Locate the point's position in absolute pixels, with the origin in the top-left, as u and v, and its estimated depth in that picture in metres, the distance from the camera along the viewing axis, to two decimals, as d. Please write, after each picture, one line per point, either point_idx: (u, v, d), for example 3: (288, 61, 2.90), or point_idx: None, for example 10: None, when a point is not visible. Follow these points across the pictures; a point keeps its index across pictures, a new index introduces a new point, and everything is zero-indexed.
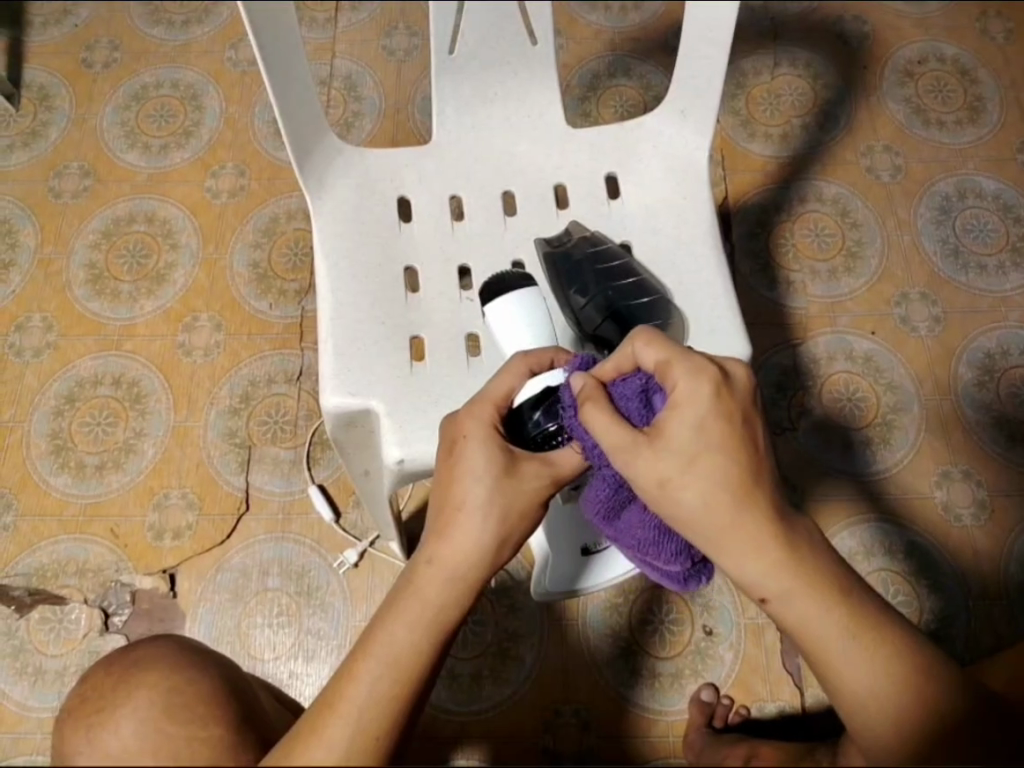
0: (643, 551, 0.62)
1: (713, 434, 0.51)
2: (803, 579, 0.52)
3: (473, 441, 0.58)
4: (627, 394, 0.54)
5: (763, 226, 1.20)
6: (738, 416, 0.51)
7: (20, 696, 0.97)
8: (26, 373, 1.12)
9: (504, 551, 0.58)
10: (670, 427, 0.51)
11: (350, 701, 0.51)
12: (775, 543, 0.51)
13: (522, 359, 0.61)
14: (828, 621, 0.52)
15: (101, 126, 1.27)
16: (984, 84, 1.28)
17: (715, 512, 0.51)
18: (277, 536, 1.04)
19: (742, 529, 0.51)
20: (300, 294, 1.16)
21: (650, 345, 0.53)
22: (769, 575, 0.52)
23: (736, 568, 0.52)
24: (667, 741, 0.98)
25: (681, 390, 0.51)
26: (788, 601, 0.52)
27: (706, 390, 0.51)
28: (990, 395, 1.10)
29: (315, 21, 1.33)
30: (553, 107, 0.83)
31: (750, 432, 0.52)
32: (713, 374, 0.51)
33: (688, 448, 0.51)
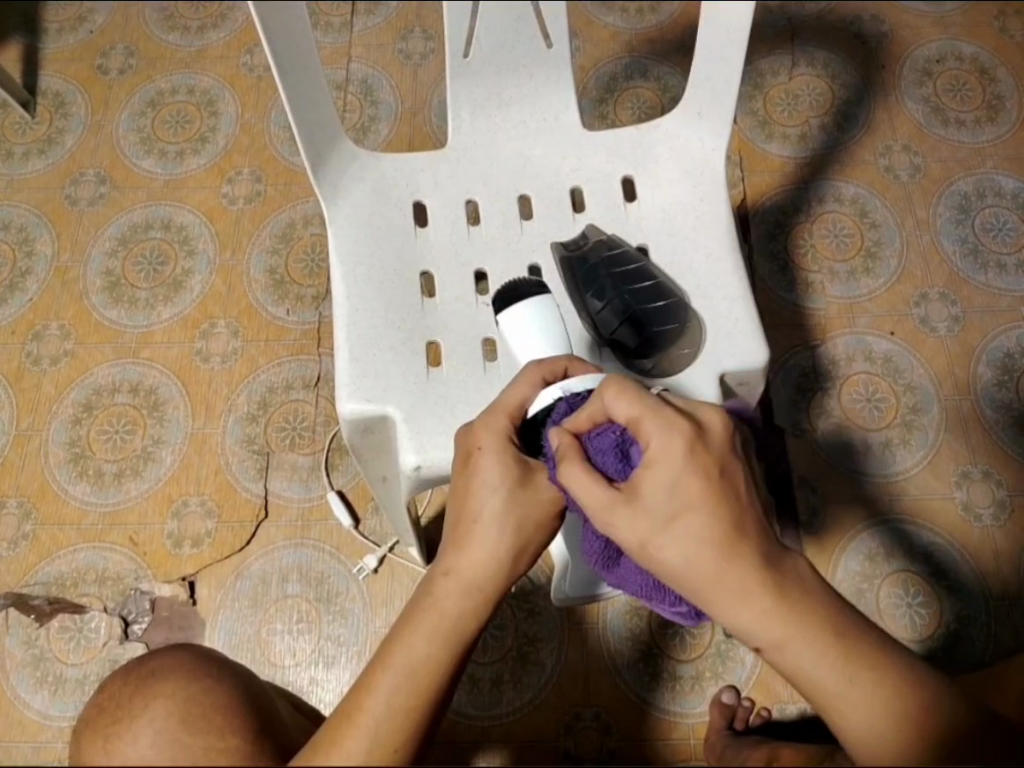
0: (649, 596, 0.59)
1: (692, 491, 0.50)
2: (794, 622, 0.50)
3: (488, 452, 0.57)
4: (602, 447, 0.52)
5: (780, 227, 1.19)
6: (715, 469, 0.50)
7: (41, 705, 0.96)
8: (44, 382, 1.12)
9: (522, 560, 0.57)
10: (645, 483, 0.50)
11: (368, 712, 0.51)
12: (765, 592, 0.50)
13: (536, 367, 0.58)
14: (821, 662, 0.50)
15: (116, 132, 1.26)
16: (1002, 82, 1.27)
17: (700, 568, 0.50)
18: (297, 543, 1.04)
19: (728, 579, 0.50)
20: (317, 299, 1.16)
21: (621, 398, 0.51)
22: (759, 624, 0.50)
23: (729, 620, 0.51)
24: (688, 744, 0.98)
25: (655, 448, 0.50)
26: (782, 645, 0.50)
27: (679, 445, 0.50)
28: (1010, 395, 1.09)
29: (331, 26, 1.33)
30: (569, 111, 0.83)
31: (730, 483, 0.50)
32: (686, 427, 0.50)
33: (664, 512, 0.50)
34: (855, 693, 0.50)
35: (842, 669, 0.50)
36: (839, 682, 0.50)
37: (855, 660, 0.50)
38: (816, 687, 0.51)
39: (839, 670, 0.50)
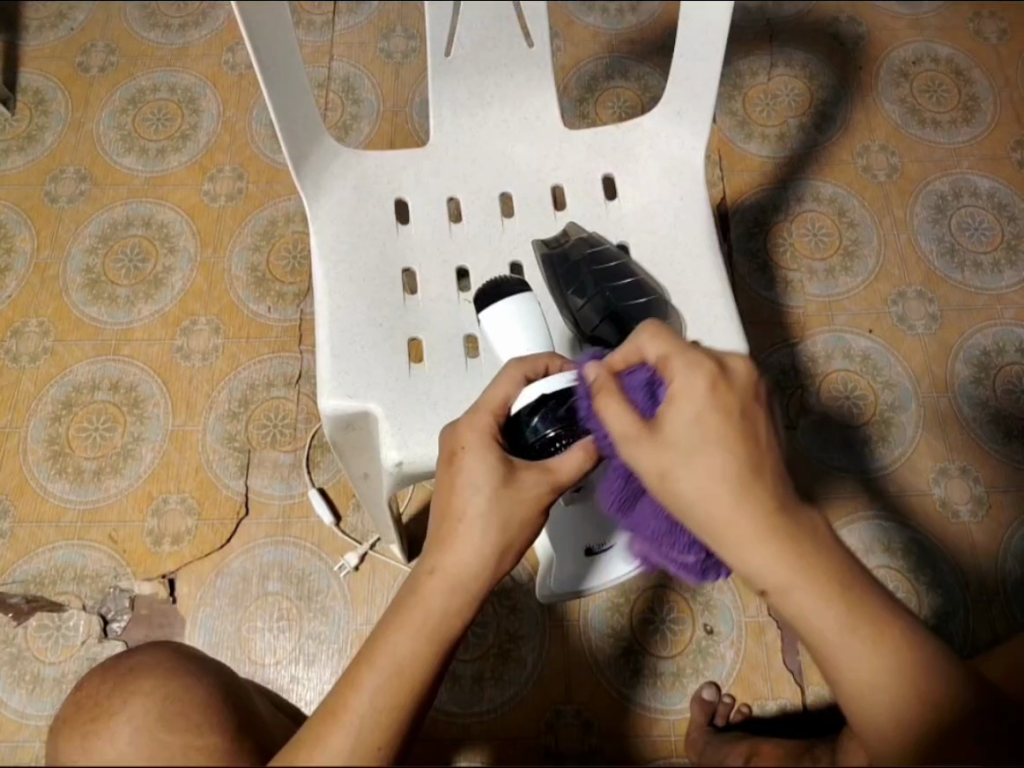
0: (658, 543, 0.58)
1: (712, 426, 0.48)
2: (804, 571, 0.48)
3: (472, 451, 0.57)
4: (633, 385, 0.53)
5: (760, 226, 1.20)
6: (735, 411, 0.48)
7: (17, 705, 0.96)
8: (23, 379, 1.11)
9: (507, 558, 0.57)
10: (668, 420, 0.49)
11: (354, 709, 0.51)
12: (776, 537, 0.47)
13: (518, 366, 0.60)
14: (825, 614, 0.48)
15: (98, 130, 1.26)
16: (977, 83, 1.29)
17: (721, 499, 0.47)
18: (277, 540, 1.04)
19: (743, 524, 0.47)
20: (298, 297, 1.16)
21: (653, 338, 0.51)
22: (770, 567, 0.48)
23: (737, 561, 0.48)
24: (669, 740, 0.98)
25: (677, 384, 0.49)
26: (786, 594, 0.48)
27: (701, 385, 0.48)
28: (987, 392, 1.10)
29: (313, 24, 1.33)
30: (549, 109, 0.83)
31: (750, 425, 0.48)
32: (710, 368, 0.49)
33: (684, 445, 0.48)
34: (856, 646, 0.48)
35: (847, 624, 0.48)
36: (841, 637, 0.48)
37: (857, 610, 0.48)
38: (816, 634, 0.49)
39: (844, 621, 0.48)
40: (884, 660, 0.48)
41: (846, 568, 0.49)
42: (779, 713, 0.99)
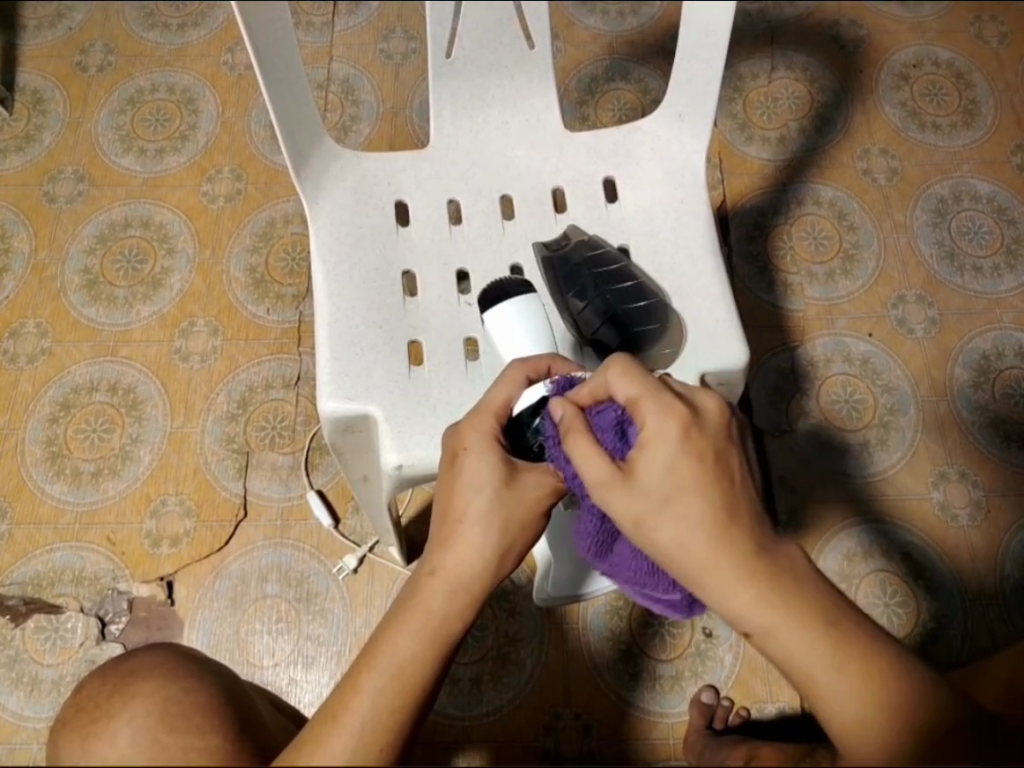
0: (640, 582, 0.58)
1: (685, 473, 0.49)
2: (781, 609, 0.49)
3: (473, 453, 0.57)
4: (603, 424, 0.52)
5: (760, 229, 1.20)
6: (709, 455, 0.49)
7: (14, 707, 0.95)
8: (21, 380, 1.11)
9: (508, 560, 0.57)
10: (641, 464, 0.49)
11: (355, 710, 0.50)
12: (755, 580, 0.49)
13: (520, 366, 0.59)
14: (810, 652, 0.49)
15: (96, 130, 1.26)
16: (978, 87, 1.29)
17: (701, 546, 0.49)
18: (276, 543, 1.04)
19: (717, 565, 0.49)
20: (298, 298, 1.16)
21: (623, 377, 0.50)
22: (748, 607, 0.49)
23: (719, 602, 0.50)
24: (668, 743, 0.98)
25: (649, 429, 0.49)
26: (771, 634, 0.49)
27: (675, 428, 0.49)
28: (985, 396, 1.11)
29: (313, 25, 1.33)
30: (550, 112, 0.83)
31: (724, 466, 0.50)
32: (682, 412, 0.49)
33: (660, 491, 0.49)
34: (843, 683, 0.49)
35: (835, 662, 0.49)
36: (828, 674, 0.49)
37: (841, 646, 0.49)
38: (804, 674, 0.49)
39: (829, 659, 0.49)
40: (875, 699, 0.48)
41: (829, 605, 0.50)
42: (778, 716, 1.00)
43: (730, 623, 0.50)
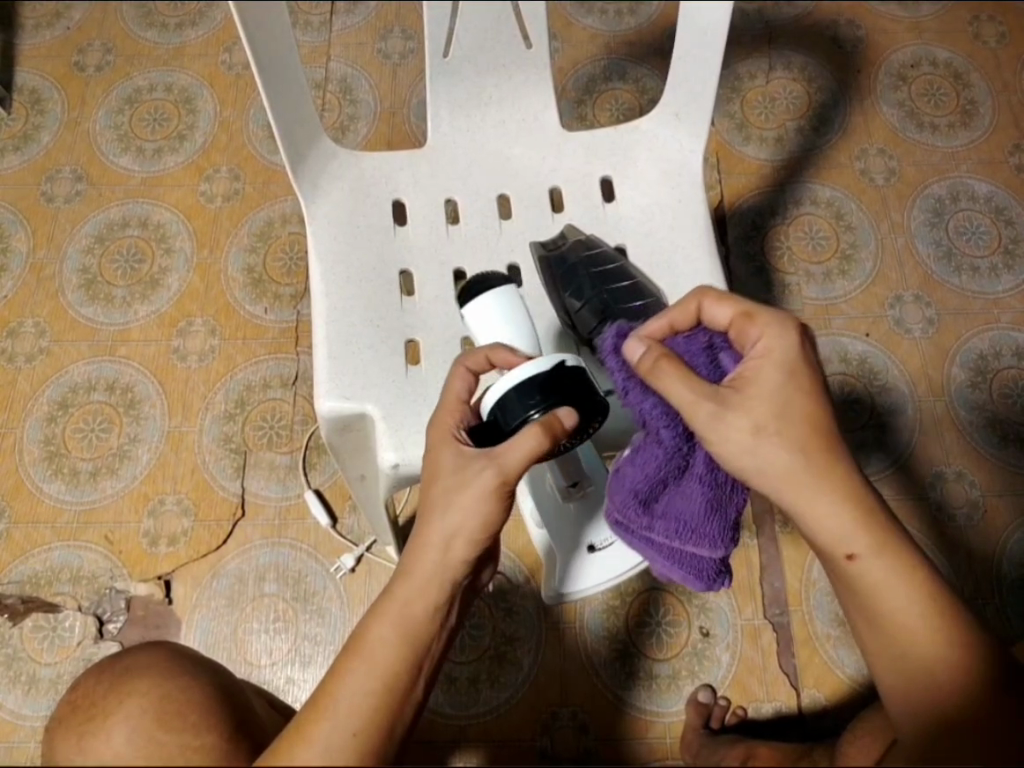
0: (681, 539, 0.59)
1: (802, 383, 0.55)
2: (879, 536, 0.55)
3: (437, 446, 0.58)
4: (692, 349, 0.58)
5: (757, 229, 1.20)
6: (818, 370, 0.56)
7: (12, 705, 0.96)
8: (19, 379, 1.11)
9: (458, 546, 0.56)
10: (759, 375, 0.55)
11: (334, 699, 0.51)
12: (855, 502, 0.55)
13: (465, 365, 0.62)
14: (894, 583, 0.55)
15: (94, 129, 1.26)
16: (976, 87, 1.29)
17: (809, 460, 0.54)
18: (274, 542, 1.04)
19: (828, 480, 0.54)
20: (295, 298, 1.16)
21: (721, 304, 0.57)
22: (849, 529, 0.55)
23: (817, 523, 0.55)
24: (665, 743, 0.98)
25: (766, 341, 0.55)
26: (871, 556, 0.55)
27: (790, 342, 0.55)
28: (983, 396, 1.11)
29: (310, 24, 1.33)
30: (548, 111, 0.83)
31: (823, 381, 0.56)
32: (797, 329, 0.56)
33: (775, 398, 0.54)
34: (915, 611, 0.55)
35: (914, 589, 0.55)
36: (902, 598, 0.55)
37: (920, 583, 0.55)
38: (883, 598, 0.56)
39: (911, 591, 0.55)
40: (938, 622, 0.55)
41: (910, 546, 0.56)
42: (775, 716, 0.99)
43: (833, 545, 0.55)
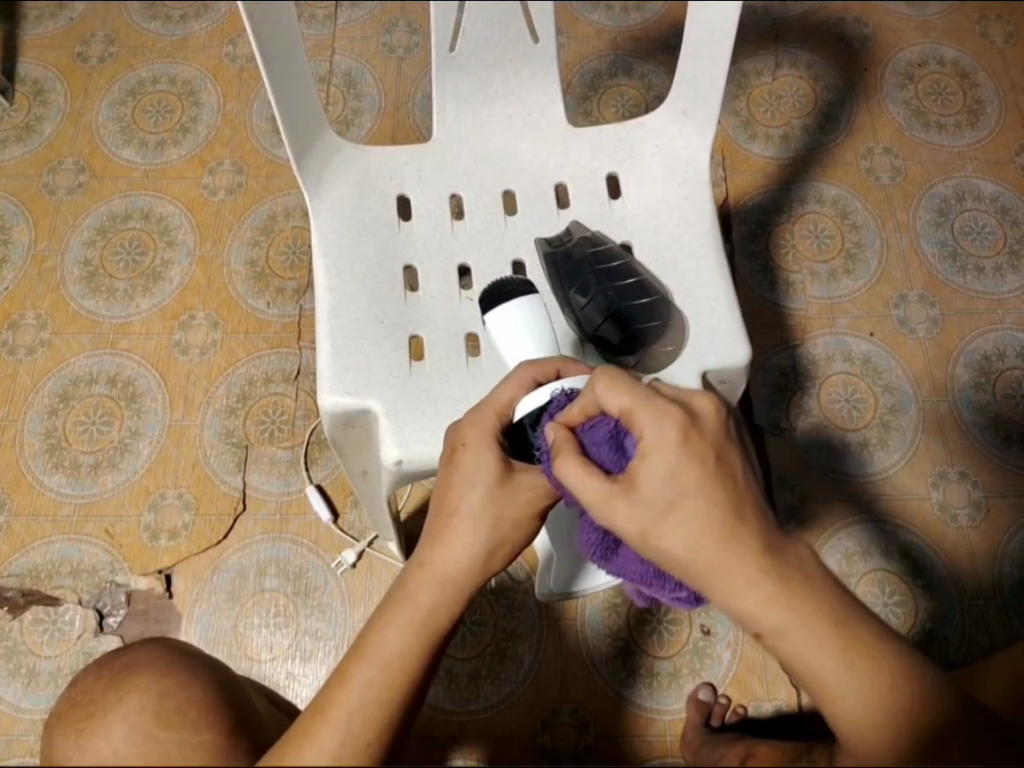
0: (647, 585, 0.57)
1: (689, 478, 0.48)
2: (796, 612, 0.49)
3: (473, 447, 0.56)
4: (597, 439, 0.51)
5: (762, 227, 1.20)
6: (710, 456, 0.49)
7: (12, 698, 0.95)
8: (20, 371, 1.11)
9: (496, 559, 0.57)
10: (642, 473, 0.49)
11: (342, 704, 0.50)
12: (768, 578, 0.48)
13: (529, 366, 0.57)
14: (821, 655, 0.49)
15: (97, 121, 1.25)
16: (982, 87, 1.29)
17: (700, 555, 0.48)
18: (275, 537, 1.03)
19: (728, 570, 0.48)
20: (298, 293, 1.16)
21: (612, 391, 0.50)
22: (761, 612, 0.49)
23: (729, 604, 0.49)
24: (665, 740, 0.98)
25: (648, 439, 0.49)
26: (782, 637, 0.49)
27: (673, 432, 0.49)
28: (986, 396, 1.10)
29: (315, 17, 1.32)
30: (555, 106, 0.82)
31: (727, 469, 0.49)
32: (678, 416, 0.49)
33: (661, 500, 0.48)
34: (850, 681, 0.49)
35: (842, 658, 0.49)
36: (834, 671, 0.49)
37: (852, 644, 0.49)
38: (811, 674, 0.49)
39: (840, 660, 0.49)
40: (878, 683, 0.49)
41: (832, 598, 0.50)
42: (775, 714, 0.99)
43: (742, 624, 0.50)
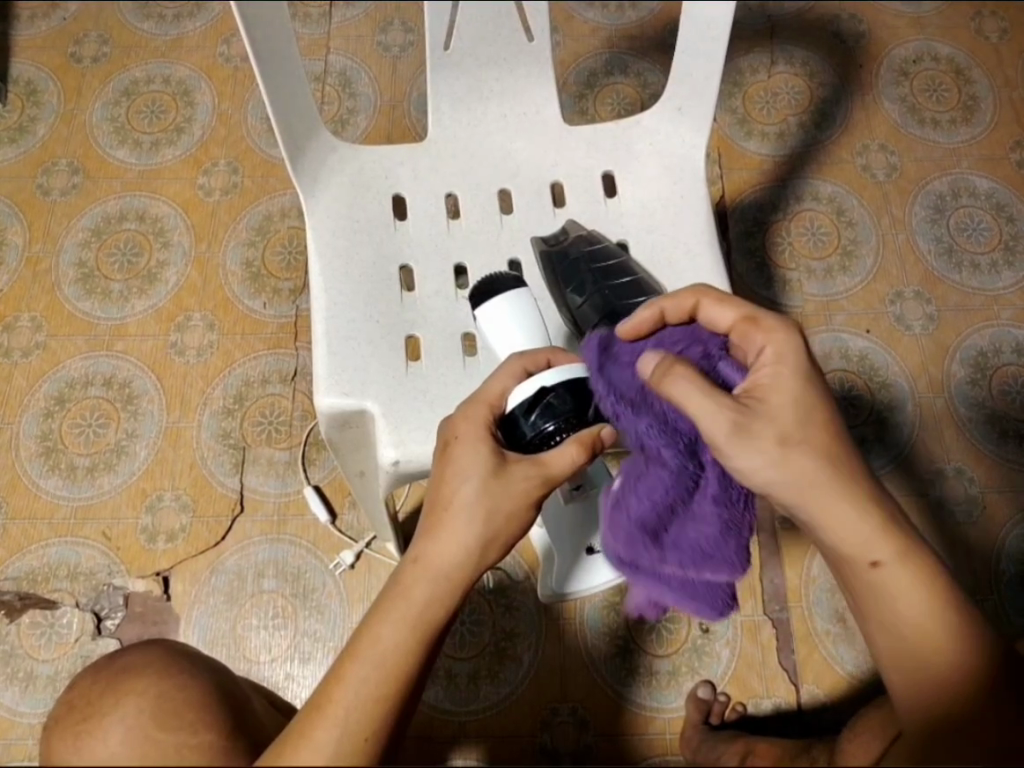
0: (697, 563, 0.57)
1: (805, 404, 0.53)
2: (900, 544, 0.54)
3: (465, 443, 0.57)
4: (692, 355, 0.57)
5: (758, 225, 1.20)
6: (821, 385, 0.54)
7: (10, 702, 0.95)
8: (16, 374, 1.10)
9: (491, 553, 0.56)
10: (770, 400, 0.53)
11: (339, 702, 0.50)
12: (873, 509, 0.54)
13: (518, 358, 0.60)
14: (912, 591, 0.54)
15: (91, 121, 1.25)
16: (977, 83, 1.29)
17: (822, 478, 0.53)
18: (273, 538, 1.03)
19: (839, 497, 0.53)
20: (294, 293, 1.15)
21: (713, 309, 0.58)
22: (875, 542, 0.54)
23: (840, 535, 0.54)
24: (664, 738, 0.98)
25: (766, 361, 0.54)
26: (897, 569, 0.54)
27: (785, 357, 0.54)
28: (982, 392, 1.11)
29: (310, 16, 1.32)
30: (550, 105, 0.82)
31: (827, 396, 0.54)
32: (789, 338, 0.55)
33: (785, 421, 0.52)
34: (937, 617, 0.54)
35: (932, 595, 0.55)
36: (927, 605, 0.54)
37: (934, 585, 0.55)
38: (905, 611, 0.55)
39: (930, 598, 0.55)
40: (958, 622, 0.55)
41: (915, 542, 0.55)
42: (775, 711, 1.00)
43: (852, 552, 0.54)
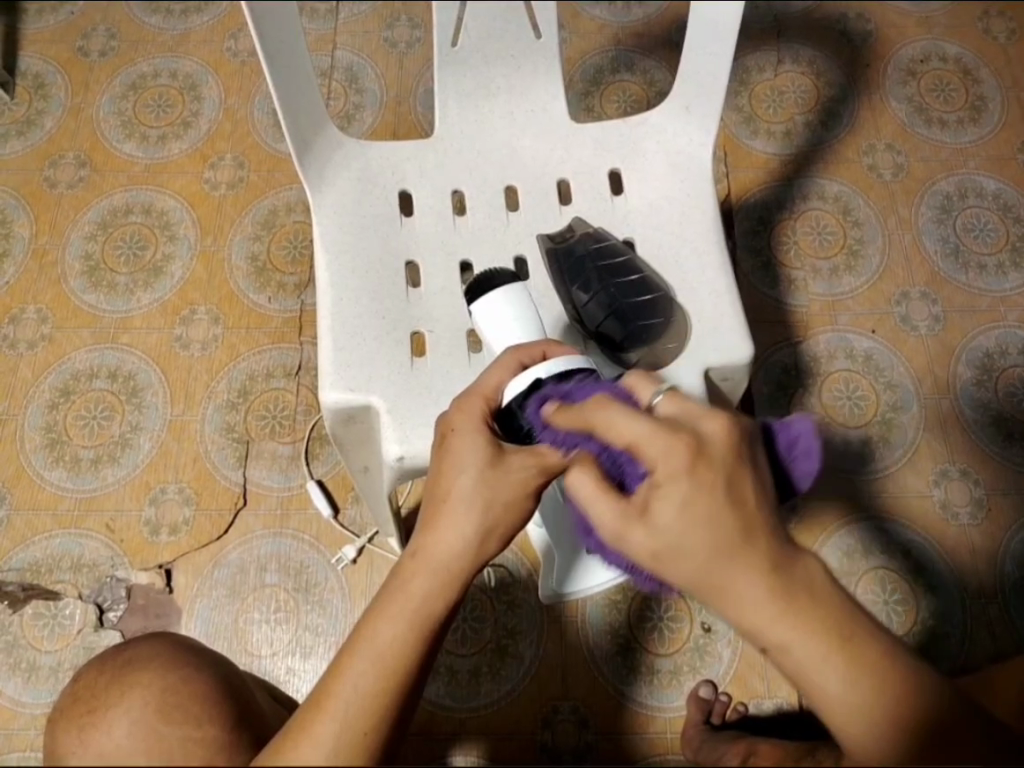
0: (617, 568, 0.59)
1: (702, 506, 0.47)
2: (802, 629, 0.48)
3: (463, 432, 0.57)
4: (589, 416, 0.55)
5: (765, 223, 1.20)
6: (720, 484, 0.48)
7: (12, 693, 0.95)
8: (21, 366, 1.11)
9: (491, 544, 0.56)
10: (657, 508, 0.48)
11: (337, 696, 0.50)
12: (773, 595, 0.48)
13: (514, 354, 0.60)
14: (825, 668, 0.49)
15: (98, 115, 1.25)
16: (986, 83, 1.28)
17: (710, 566, 0.47)
18: (276, 532, 1.03)
19: (727, 581, 0.47)
20: (299, 287, 1.15)
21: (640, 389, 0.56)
22: (766, 627, 0.48)
23: (737, 618, 0.49)
24: (665, 737, 0.98)
25: (661, 473, 0.48)
26: (786, 652, 0.48)
27: (683, 460, 0.48)
28: (988, 393, 1.10)
29: (317, 12, 1.32)
30: (557, 102, 0.82)
31: (739, 489, 0.48)
32: (689, 441, 0.48)
33: (674, 527, 0.48)
34: (853, 697, 0.49)
35: (846, 676, 0.49)
36: (839, 690, 0.49)
37: (857, 662, 0.49)
38: (818, 694, 0.49)
39: (842, 673, 0.49)
40: (881, 702, 0.49)
41: (839, 610, 0.49)
42: (775, 712, 1.00)
43: (749, 640, 0.49)
